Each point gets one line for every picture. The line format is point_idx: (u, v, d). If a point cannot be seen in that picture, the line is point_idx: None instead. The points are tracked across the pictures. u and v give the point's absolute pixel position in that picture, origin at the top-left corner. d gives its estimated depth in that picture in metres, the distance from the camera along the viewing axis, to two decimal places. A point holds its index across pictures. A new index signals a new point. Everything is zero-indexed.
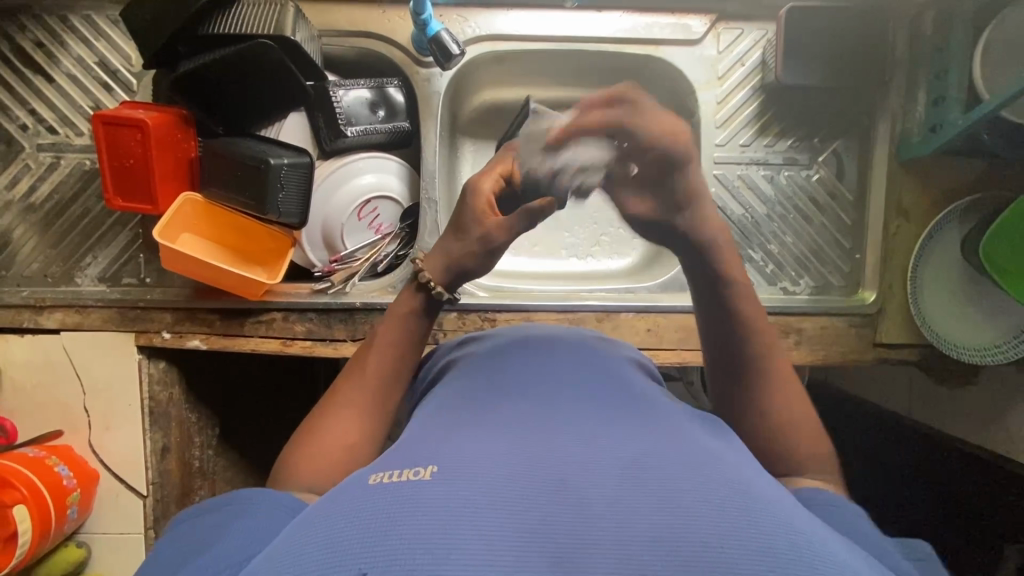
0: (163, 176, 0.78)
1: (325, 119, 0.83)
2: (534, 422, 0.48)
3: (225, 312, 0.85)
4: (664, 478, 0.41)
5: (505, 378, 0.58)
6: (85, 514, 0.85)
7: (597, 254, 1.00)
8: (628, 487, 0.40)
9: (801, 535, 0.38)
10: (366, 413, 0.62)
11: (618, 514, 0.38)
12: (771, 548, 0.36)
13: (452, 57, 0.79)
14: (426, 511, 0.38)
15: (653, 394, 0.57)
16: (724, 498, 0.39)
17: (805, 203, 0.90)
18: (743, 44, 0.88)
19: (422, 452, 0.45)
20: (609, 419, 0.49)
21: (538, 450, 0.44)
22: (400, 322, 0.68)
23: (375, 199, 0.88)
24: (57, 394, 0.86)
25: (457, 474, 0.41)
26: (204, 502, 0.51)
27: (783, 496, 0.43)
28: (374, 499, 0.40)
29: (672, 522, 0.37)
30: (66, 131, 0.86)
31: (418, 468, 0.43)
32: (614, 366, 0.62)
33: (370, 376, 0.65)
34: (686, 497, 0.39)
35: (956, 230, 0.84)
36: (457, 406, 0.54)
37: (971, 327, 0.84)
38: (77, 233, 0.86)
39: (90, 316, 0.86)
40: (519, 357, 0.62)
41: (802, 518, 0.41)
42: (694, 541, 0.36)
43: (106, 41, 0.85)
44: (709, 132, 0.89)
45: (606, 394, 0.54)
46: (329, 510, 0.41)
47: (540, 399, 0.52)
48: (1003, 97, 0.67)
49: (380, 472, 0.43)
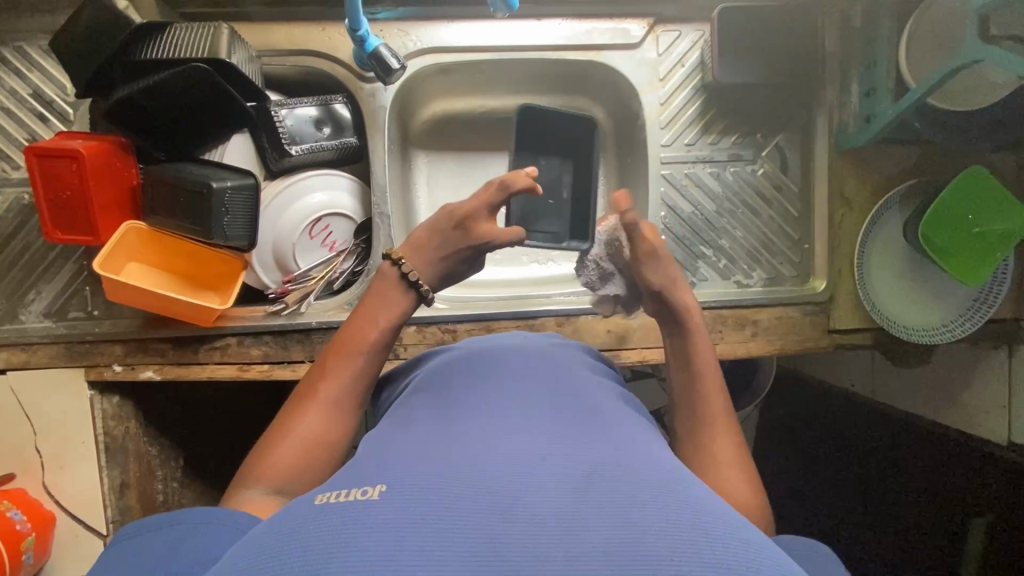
0: (102, 206, 0.76)
1: (269, 138, 0.83)
2: (481, 438, 0.48)
3: (177, 340, 0.83)
4: (611, 490, 0.41)
5: (465, 392, 0.58)
6: (42, 559, 0.82)
7: (557, 259, 1.00)
8: (575, 498, 0.40)
9: (734, 532, 0.39)
10: (337, 415, 0.61)
11: (565, 523, 0.38)
12: (704, 547, 0.37)
13: (394, 72, 0.78)
14: (373, 527, 0.38)
15: (606, 402, 0.57)
16: (667, 509, 0.40)
17: (753, 197, 0.92)
18: (682, 45, 0.90)
19: (372, 472, 0.45)
20: (563, 428, 0.50)
21: (486, 464, 0.44)
22: (383, 316, 0.68)
23: (327, 216, 0.87)
24: (6, 436, 0.83)
25: (403, 491, 0.41)
26: (149, 518, 0.49)
27: (726, 506, 0.43)
28: (319, 519, 0.39)
29: (614, 527, 0.38)
30: (2, 165, 0.84)
31: (366, 488, 0.42)
32: (568, 372, 0.62)
33: (342, 375, 0.63)
34: (629, 503, 0.40)
35: (897, 216, 0.86)
36: (415, 423, 0.54)
37: (919, 309, 0.87)
38: (19, 269, 0.84)
39: (37, 354, 0.83)
40: (473, 372, 0.62)
41: (740, 519, 0.42)
42: (640, 552, 0.36)
43: (39, 72, 0.84)
44: (655, 132, 0.91)
45: (552, 406, 0.54)
46: (276, 530, 0.40)
47: (500, 408, 0.53)
48: (931, 82, 0.69)
49: (327, 492, 0.43)
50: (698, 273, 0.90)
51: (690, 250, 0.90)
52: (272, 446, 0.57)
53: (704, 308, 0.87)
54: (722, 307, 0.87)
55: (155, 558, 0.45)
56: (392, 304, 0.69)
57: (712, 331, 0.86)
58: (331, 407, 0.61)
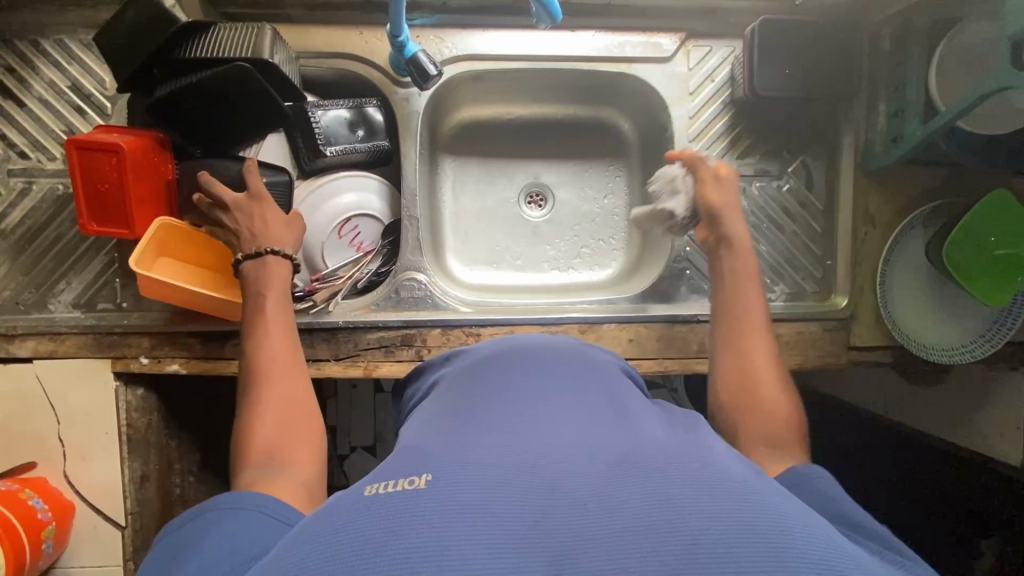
0: (139, 200, 0.77)
1: (304, 137, 0.84)
2: (519, 427, 0.47)
3: (204, 335, 0.84)
4: (652, 472, 0.41)
5: (492, 381, 0.57)
6: (60, 548, 0.82)
7: (579, 266, 1.01)
8: (618, 483, 0.40)
9: (790, 518, 0.38)
10: (290, 388, 0.64)
11: (610, 509, 0.38)
12: (762, 538, 0.35)
13: (430, 77, 0.79)
14: (424, 517, 0.37)
15: (634, 396, 0.57)
16: (710, 488, 0.39)
17: (778, 212, 0.92)
18: (713, 60, 0.91)
19: (415, 460, 0.44)
20: (596, 418, 0.49)
21: (531, 458, 0.43)
22: (277, 279, 0.72)
23: (356, 217, 0.88)
24: (30, 425, 0.83)
25: (449, 481, 0.40)
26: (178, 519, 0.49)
27: (769, 486, 0.43)
28: (370, 509, 0.39)
29: (665, 518, 0.37)
30: (38, 156, 0.84)
31: (413, 477, 0.41)
32: (604, 370, 0.61)
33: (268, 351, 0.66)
34: (680, 491, 0.39)
35: (920, 235, 0.87)
36: (448, 412, 0.53)
37: (939, 328, 0.87)
38: (50, 258, 0.85)
39: (65, 344, 0.84)
40: (506, 362, 0.61)
41: (792, 505, 0.40)
42: (686, 531, 0.36)
43: (79, 65, 0.85)
44: (682, 145, 0.92)
45: (592, 401, 0.53)
46: (323, 523, 0.40)
47: (530, 397, 0.52)
48: (961, 106, 0.71)
49: (375, 483, 0.42)
50: None
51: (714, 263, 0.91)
52: (249, 430, 0.59)
53: None
54: None
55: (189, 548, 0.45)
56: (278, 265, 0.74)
57: None
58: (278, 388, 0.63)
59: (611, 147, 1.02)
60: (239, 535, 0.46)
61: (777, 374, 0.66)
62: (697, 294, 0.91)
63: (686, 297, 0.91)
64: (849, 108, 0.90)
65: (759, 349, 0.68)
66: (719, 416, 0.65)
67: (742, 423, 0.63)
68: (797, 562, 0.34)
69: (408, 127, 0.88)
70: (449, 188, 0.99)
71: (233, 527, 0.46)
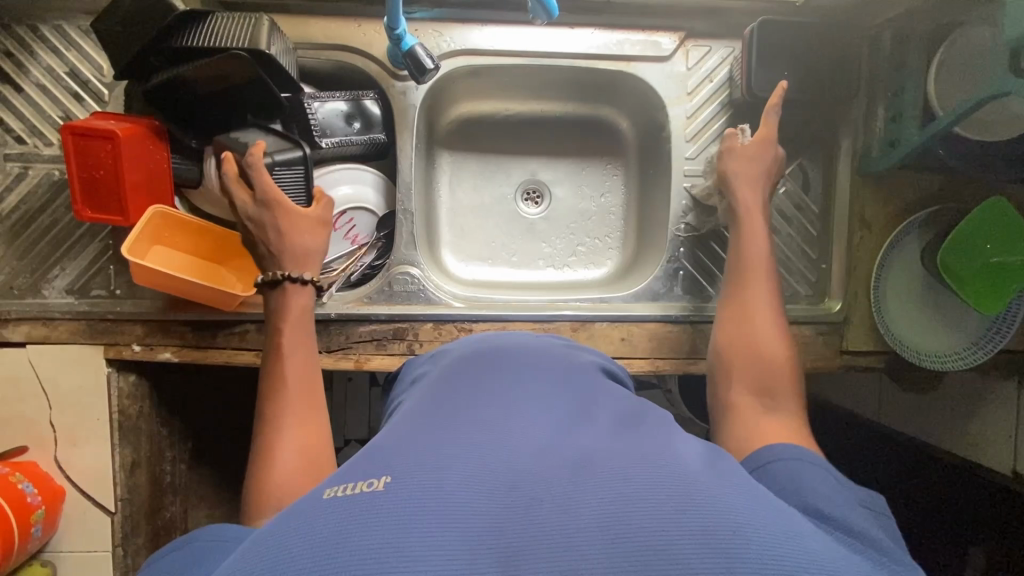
0: (133, 187, 0.77)
1: (300, 129, 0.85)
2: (484, 426, 0.47)
3: (197, 324, 0.84)
4: (611, 473, 0.41)
5: (464, 379, 0.57)
6: (49, 532, 0.83)
7: (574, 265, 1.01)
8: (577, 484, 0.40)
9: (740, 514, 0.38)
10: (309, 407, 0.64)
11: (566, 511, 0.38)
12: (711, 539, 0.36)
13: (428, 73, 0.79)
14: (380, 523, 0.37)
15: (606, 394, 0.57)
16: (666, 489, 0.39)
17: (774, 214, 0.92)
18: (712, 60, 0.91)
19: (376, 460, 0.44)
20: (563, 420, 0.49)
21: (490, 457, 0.43)
22: (302, 305, 0.74)
23: (351, 210, 0.88)
24: (22, 409, 0.83)
25: (408, 482, 0.40)
26: (168, 547, 0.50)
27: (728, 480, 0.43)
28: (327, 515, 0.38)
29: (618, 520, 0.37)
30: (34, 141, 0.85)
31: (372, 480, 0.41)
32: (578, 370, 0.61)
33: (291, 371, 0.67)
34: (634, 492, 0.39)
35: (916, 240, 0.87)
36: (415, 410, 0.53)
37: (932, 335, 0.87)
38: (44, 244, 0.85)
39: (57, 329, 0.84)
40: (477, 361, 0.61)
41: (748, 500, 0.40)
42: (638, 537, 0.36)
43: (77, 51, 0.85)
44: (679, 145, 0.91)
45: (558, 401, 0.53)
46: (282, 528, 0.40)
47: (499, 395, 0.52)
48: (958, 112, 0.70)
49: (334, 486, 0.42)
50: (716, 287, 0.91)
51: (709, 264, 0.91)
52: (270, 444, 0.60)
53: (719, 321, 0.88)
54: None
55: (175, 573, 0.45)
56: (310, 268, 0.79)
57: None
58: (298, 406, 0.64)
59: (608, 145, 1.01)
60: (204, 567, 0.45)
61: (778, 333, 0.68)
62: (691, 294, 0.91)
63: (680, 297, 0.91)
64: (847, 111, 0.89)
65: (762, 316, 0.70)
66: (714, 362, 0.70)
67: (736, 373, 0.66)
68: (742, 559, 0.35)
69: (403, 118, 0.88)
70: (445, 182, 0.99)
71: (199, 560, 0.46)
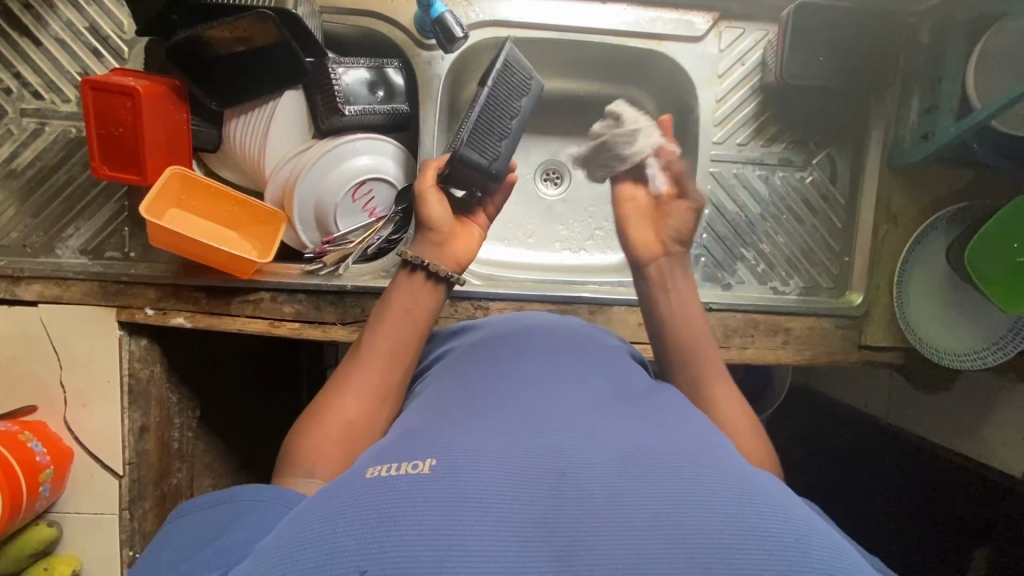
0: (153, 147, 0.76)
1: (322, 96, 0.83)
2: (529, 412, 0.46)
3: (211, 290, 0.83)
4: (662, 466, 0.39)
5: (502, 363, 0.55)
6: (57, 493, 0.82)
7: (590, 249, 0.99)
8: (627, 477, 0.38)
9: (799, 524, 0.36)
10: (372, 394, 0.61)
11: (618, 505, 0.36)
12: (772, 545, 0.34)
13: (455, 39, 0.78)
14: (428, 505, 0.36)
15: (642, 385, 0.55)
16: (720, 489, 0.38)
17: (798, 204, 0.91)
18: (745, 43, 0.89)
19: (420, 442, 0.43)
20: (608, 409, 0.47)
21: (533, 444, 0.41)
22: (408, 307, 0.68)
23: (370, 180, 0.86)
24: (32, 368, 0.83)
25: (458, 466, 0.39)
26: (187, 503, 0.50)
27: (774, 487, 0.41)
28: (373, 495, 0.38)
29: (674, 516, 0.35)
30: (52, 97, 0.83)
31: (417, 461, 0.40)
32: (620, 361, 0.60)
33: (372, 360, 0.63)
34: (687, 488, 0.37)
35: (942, 237, 0.86)
36: (450, 395, 0.52)
37: (951, 333, 0.86)
38: (59, 202, 0.84)
39: (70, 290, 0.83)
40: (512, 346, 0.59)
41: (802, 512, 0.39)
42: (695, 534, 0.34)
43: (97, 6, 0.83)
44: (707, 129, 0.90)
45: (599, 386, 0.51)
46: (324, 504, 0.39)
47: (538, 381, 0.51)
48: (994, 107, 0.68)
49: (378, 465, 0.41)
50: (736, 276, 0.89)
51: (730, 251, 0.90)
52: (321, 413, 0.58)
53: (738, 311, 0.87)
54: (756, 311, 0.87)
55: (193, 537, 0.46)
56: (462, 240, 0.74)
57: (743, 334, 0.87)
58: (362, 389, 0.61)
59: None
60: (246, 529, 0.44)
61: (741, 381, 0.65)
62: (710, 282, 0.89)
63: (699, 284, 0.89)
64: (879, 102, 0.88)
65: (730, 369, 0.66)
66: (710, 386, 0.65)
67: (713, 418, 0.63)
68: (803, 570, 0.33)
69: (425, 89, 0.86)
70: None
71: (242, 522, 0.45)
